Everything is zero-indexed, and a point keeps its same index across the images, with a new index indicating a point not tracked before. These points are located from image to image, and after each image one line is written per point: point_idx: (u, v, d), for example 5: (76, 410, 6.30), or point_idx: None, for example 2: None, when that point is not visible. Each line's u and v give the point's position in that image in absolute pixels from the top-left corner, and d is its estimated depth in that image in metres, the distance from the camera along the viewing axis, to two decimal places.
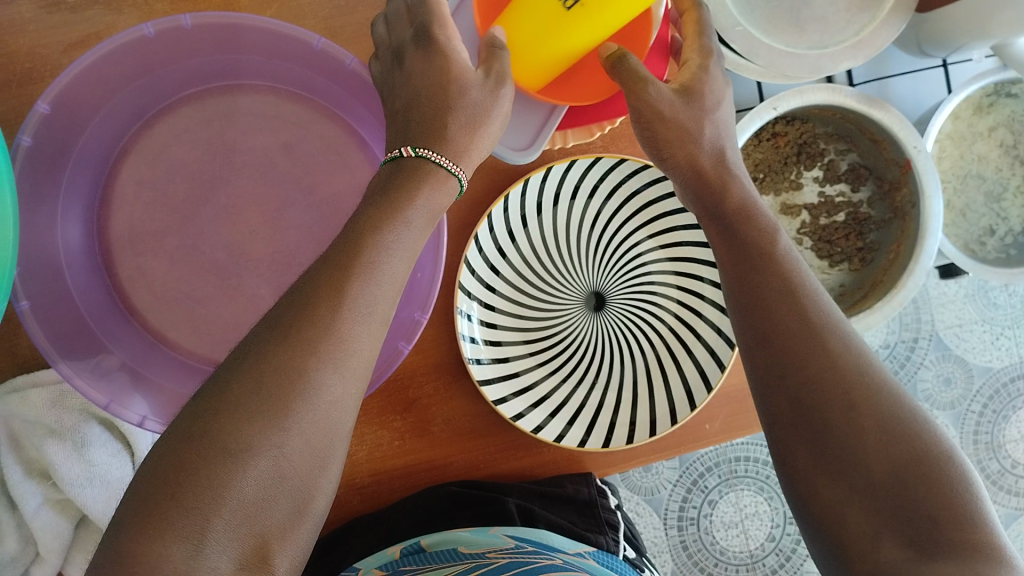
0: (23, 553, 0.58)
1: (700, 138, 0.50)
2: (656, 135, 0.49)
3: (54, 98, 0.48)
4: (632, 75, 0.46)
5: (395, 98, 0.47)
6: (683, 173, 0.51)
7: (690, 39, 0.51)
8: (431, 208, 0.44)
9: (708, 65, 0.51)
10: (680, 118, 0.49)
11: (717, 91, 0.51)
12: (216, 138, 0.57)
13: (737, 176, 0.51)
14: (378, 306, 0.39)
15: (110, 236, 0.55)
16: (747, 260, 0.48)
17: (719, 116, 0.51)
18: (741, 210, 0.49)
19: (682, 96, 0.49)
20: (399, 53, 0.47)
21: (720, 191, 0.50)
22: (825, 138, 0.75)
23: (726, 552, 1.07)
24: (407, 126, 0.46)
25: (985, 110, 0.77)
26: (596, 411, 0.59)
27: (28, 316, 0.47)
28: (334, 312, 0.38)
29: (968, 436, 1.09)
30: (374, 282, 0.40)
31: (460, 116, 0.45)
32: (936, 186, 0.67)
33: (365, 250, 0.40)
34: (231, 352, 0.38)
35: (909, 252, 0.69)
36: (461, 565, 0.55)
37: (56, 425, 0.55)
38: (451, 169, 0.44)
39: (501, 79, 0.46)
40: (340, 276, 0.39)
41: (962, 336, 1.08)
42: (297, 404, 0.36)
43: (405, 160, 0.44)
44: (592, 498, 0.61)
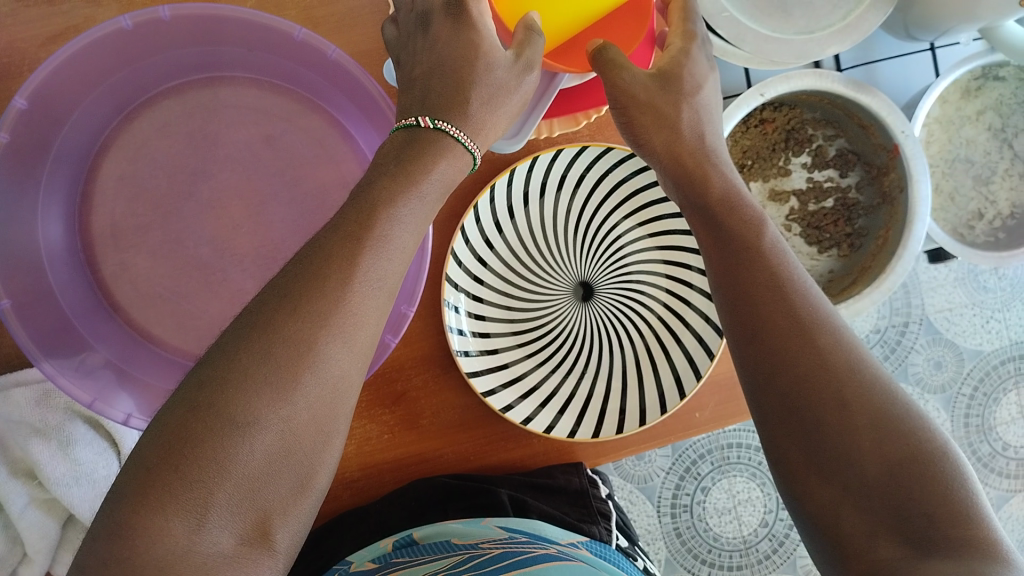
0: (9, 555, 0.57)
1: (678, 122, 0.50)
2: (633, 121, 0.50)
3: (32, 94, 0.47)
4: (609, 64, 0.46)
5: (414, 65, 0.45)
6: (662, 161, 0.50)
7: (676, 23, 0.51)
8: (446, 179, 0.43)
9: (690, 49, 0.50)
10: (660, 104, 0.49)
11: (698, 74, 0.50)
12: (198, 132, 0.56)
13: (718, 162, 0.50)
14: (387, 279, 0.39)
15: (92, 233, 0.55)
16: (732, 252, 0.47)
17: (700, 100, 0.51)
18: (724, 201, 0.49)
19: (660, 84, 0.49)
20: (425, 16, 0.45)
21: (700, 179, 0.49)
22: (813, 124, 0.74)
23: (719, 538, 1.07)
24: (425, 96, 0.44)
25: (973, 94, 0.77)
26: (586, 400, 0.59)
27: (9, 316, 0.47)
28: (346, 284, 0.37)
29: (959, 420, 1.10)
30: (385, 255, 0.39)
31: (482, 92, 0.43)
32: (924, 171, 0.66)
33: (379, 219, 0.39)
34: (234, 321, 0.37)
35: (898, 237, 0.69)
36: (455, 557, 0.55)
37: (40, 424, 0.54)
38: (469, 145, 0.43)
39: (529, 67, 0.44)
40: (350, 248, 0.38)
41: (952, 320, 1.09)
42: (304, 376, 0.35)
43: (422, 131, 0.42)
44: (582, 488, 0.61)
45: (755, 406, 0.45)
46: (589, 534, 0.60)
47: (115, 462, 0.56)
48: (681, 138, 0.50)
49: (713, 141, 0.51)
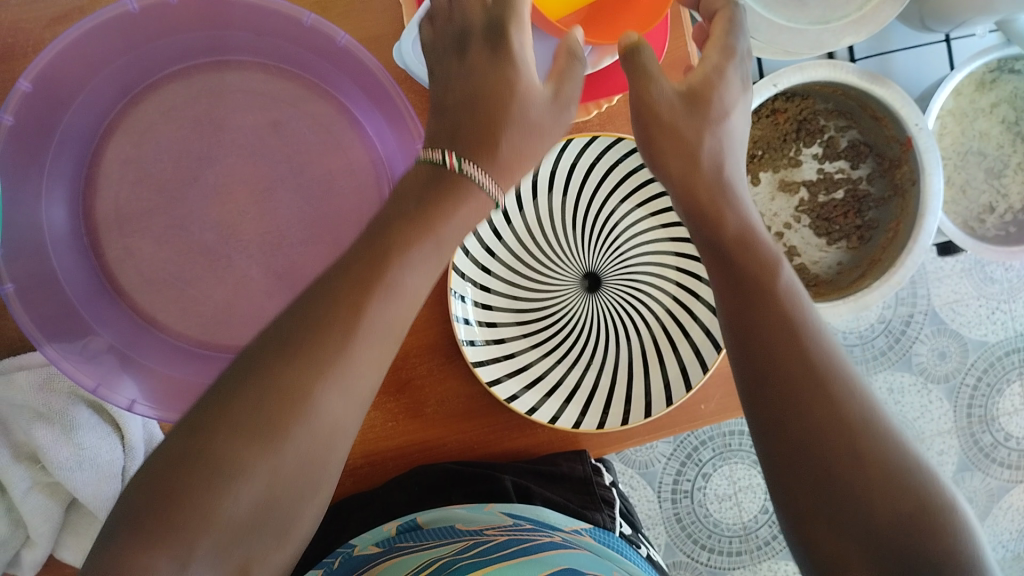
0: (13, 538, 0.54)
1: (698, 148, 0.49)
2: (652, 139, 0.49)
3: (36, 77, 0.47)
4: (638, 74, 0.46)
5: (447, 91, 0.46)
6: (676, 186, 0.50)
7: (716, 37, 0.49)
8: (464, 224, 0.43)
9: (725, 68, 0.49)
10: (680, 126, 0.48)
11: (728, 100, 0.50)
12: (204, 116, 0.55)
13: (732, 196, 0.49)
14: (390, 326, 0.40)
15: (97, 216, 0.54)
16: (738, 289, 0.47)
17: (726, 127, 0.50)
18: (738, 242, 0.48)
19: (687, 106, 0.48)
20: (463, 36, 0.45)
21: (713, 217, 0.49)
22: (825, 114, 0.73)
23: (719, 523, 1.15)
24: (455, 129, 0.44)
25: (987, 86, 0.77)
26: (591, 393, 0.58)
27: (13, 299, 0.46)
28: (348, 332, 0.38)
29: (963, 409, 1.20)
30: (392, 301, 0.40)
31: (511, 135, 0.44)
32: (937, 163, 0.66)
33: (390, 267, 0.40)
34: (231, 364, 0.38)
35: (909, 231, 0.68)
36: (462, 542, 0.55)
37: (44, 408, 0.52)
38: (491, 190, 0.44)
39: (562, 105, 0.46)
40: (357, 293, 0.39)
41: (958, 310, 1.19)
42: (294, 428, 0.36)
43: (446, 171, 0.43)
44: (586, 475, 0.61)
45: (750, 413, 0.45)
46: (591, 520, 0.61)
47: (121, 449, 0.53)
48: (704, 169, 0.49)
49: (732, 172, 0.50)
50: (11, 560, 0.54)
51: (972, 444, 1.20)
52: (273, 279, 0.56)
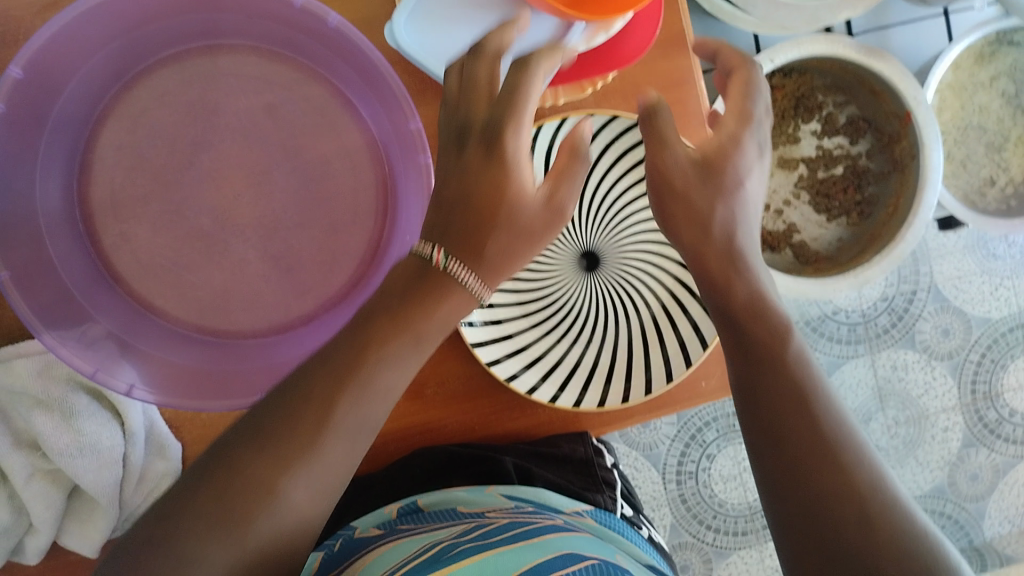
0: (15, 525, 0.54)
1: (709, 220, 0.46)
2: (665, 207, 0.48)
3: (27, 62, 0.46)
4: (656, 137, 0.47)
5: (445, 185, 0.44)
6: (691, 254, 0.47)
7: (734, 98, 0.50)
8: (449, 318, 0.43)
9: (740, 138, 0.48)
10: (693, 195, 0.47)
11: (744, 166, 0.48)
12: (197, 100, 0.55)
13: (746, 265, 0.47)
14: (366, 422, 0.41)
15: (92, 202, 0.54)
16: (749, 360, 0.45)
17: (742, 196, 0.47)
18: (749, 310, 0.45)
19: (700, 176, 0.47)
20: (464, 132, 0.44)
21: (723, 285, 0.46)
22: (822, 90, 0.77)
23: (724, 504, 1.15)
24: (446, 227, 0.43)
25: (987, 58, 0.83)
26: (591, 372, 0.59)
27: (10, 290, 0.46)
28: (320, 427, 0.39)
29: (966, 386, 1.20)
30: (368, 399, 0.40)
31: (499, 237, 0.43)
32: (936, 136, 0.68)
33: (365, 365, 0.40)
34: (208, 450, 0.40)
35: (909, 206, 0.71)
36: (462, 525, 0.54)
37: (43, 395, 0.52)
38: (474, 288, 0.43)
39: (555, 213, 0.46)
40: (332, 388, 0.40)
41: (961, 287, 1.18)
42: (259, 516, 0.37)
43: (433, 267, 0.42)
44: (587, 456, 0.63)
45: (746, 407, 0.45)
46: (594, 501, 0.62)
47: (121, 436, 0.53)
48: (716, 242, 0.47)
49: (745, 239, 0.48)
50: (13, 549, 0.53)
51: (976, 420, 1.21)
52: (270, 262, 0.57)
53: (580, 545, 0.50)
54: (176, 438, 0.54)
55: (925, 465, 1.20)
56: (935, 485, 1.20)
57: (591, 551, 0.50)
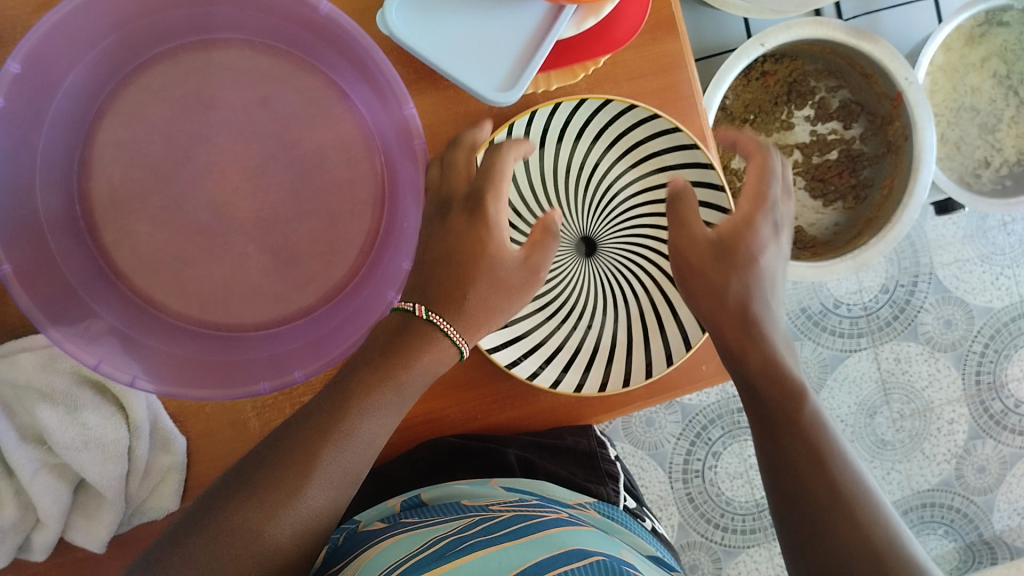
0: (24, 521, 0.54)
1: (726, 292, 0.55)
2: (687, 276, 0.56)
3: (25, 58, 0.47)
4: (677, 210, 0.56)
5: (428, 249, 0.52)
6: (715, 325, 0.56)
7: (751, 182, 0.56)
8: (430, 369, 0.50)
9: (756, 220, 0.55)
10: (707, 270, 0.55)
11: (761, 242, 0.55)
12: (193, 95, 0.55)
13: (762, 326, 0.55)
14: (347, 467, 0.47)
15: (93, 199, 0.55)
16: (773, 422, 0.54)
17: (756, 270, 0.55)
18: (762, 370, 0.54)
19: (715, 252, 0.55)
20: (444, 205, 0.53)
21: (738, 353, 0.55)
22: (814, 76, 0.81)
23: (731, 502, 1.15)
24: (426, 285, 0.51)
25: (977, 40, 0.90)
26: (591, 356, 0.59)
27: (11, 281, 0.47)
28: (301, 476, 0.46)
29: (971, 376, 1.20)
30: (348, 446, 0.47)
31: (479, 291, 0.51)
32: (928, 118, 0.71)
33: (347, 416, 0.48)
34: (207, 496, 0.47)
35: (903, 185, 0.74)
36: (465, 519, 0.55)
37: (48, 389, 0.53)
38: (457, 339, 0.51)
39: (530, 272, 0.54)
40: (316, 442, 0.47)
41: (961, 277, 1.18)
42: (245, 555, 0.44)
43: (416, 318, 0.50)
44: (589, 448, 0.71)
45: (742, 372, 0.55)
46: (596, 493, 0.68)
47: (126, 430, 0.54)
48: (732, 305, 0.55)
49: (765, 306, 0.56)
50: (20, 546, 0.54)
51: (982, 411, 1.20)
52: (269, 255, 0.57)
53: (586, 537, 0.51)
54: (180, 432, 0.56)
55: (931, 458, 1.19)
56: (942, 478, 1.19)
57: (596, 544, 0.50)
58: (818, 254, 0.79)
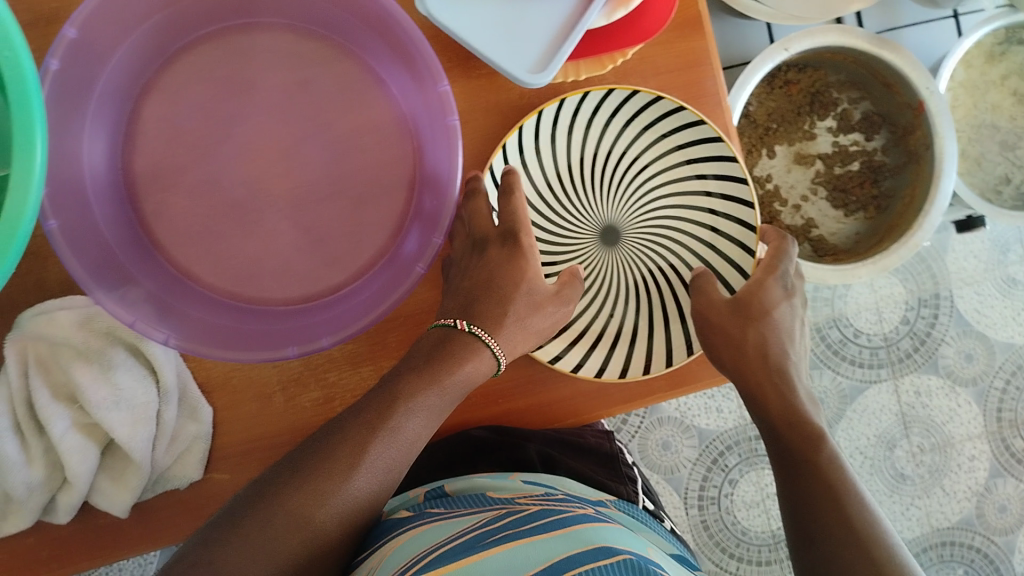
0: (50, 481, 0.55)
1: (744, 341, 0.59)
2: (711, 341, 0.59)
3: (82, 25, 0.50)
4: (699, 287, 0.60)
5: (463, 278, 0.56)
6: (734, 371, 0.60)
7: (772, 245, 0.62)
8: (471, 377, 0.52)
9: (766, 280, 0.61)
10: (730, 324, 0.59)
11: (771, 301, 0.61)
12: (234, 76, 0.58)
13: (784, 377, 0.60)
14: (388, 456, 0.48)
15: (135, 171, 0.57)
16: (792, 465, 0.57)
17: (769, 321, 0.61)
18: (784, 416, 0.59)
19: (732, 308, 0.59)
20: (479, 244, 0.57)
21: (761, 395, 0.60)
22: (838, 86, 0.88)
23: (748, 531, 1.14)
24: (467, 304, 0.54)
25: (997, 58, 0.94)
26: (614, 339, 0.61)
27: (55, 236, 0.49)
28: (353, 467, 0.47)
29: (992, 413, 1.19)
30: (393, 445, 0.48)
31: (519, 306, 0.54)
32: (950, 126, 0.78)
33: (394, 414, 0.49)
34: (258, 480, 0.48)
35: (926, 193, 0.81)
36: (494, 511, 0.53)
37: (83, 347, 0.55)
38: (495, 349, 0.53)
39: (566, 300, 0.57)
40: (364, 435, 0.48)
41: (983, 312, 1.18)
42: (302, 525, 0.45)
43: (457, 331, 0.53)
44: (611, 451, 0.73)
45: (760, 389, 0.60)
46: (616, 492, 0.68)
47: (156, 393, 0.56)
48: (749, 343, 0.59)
49: (782, 353, 0.61)
50: (45, 508, 0.55)
51: (1003, 449, 1.19)
52: (301, 233, 0.59)
53: (616, 535, 0.48)
54: (208, 402, 0.57)
55: (951, 495, 1.18)
56: (963, 516, 1.17)
57: (625, 543, 0.47)
58: (841, 259, 0.87)
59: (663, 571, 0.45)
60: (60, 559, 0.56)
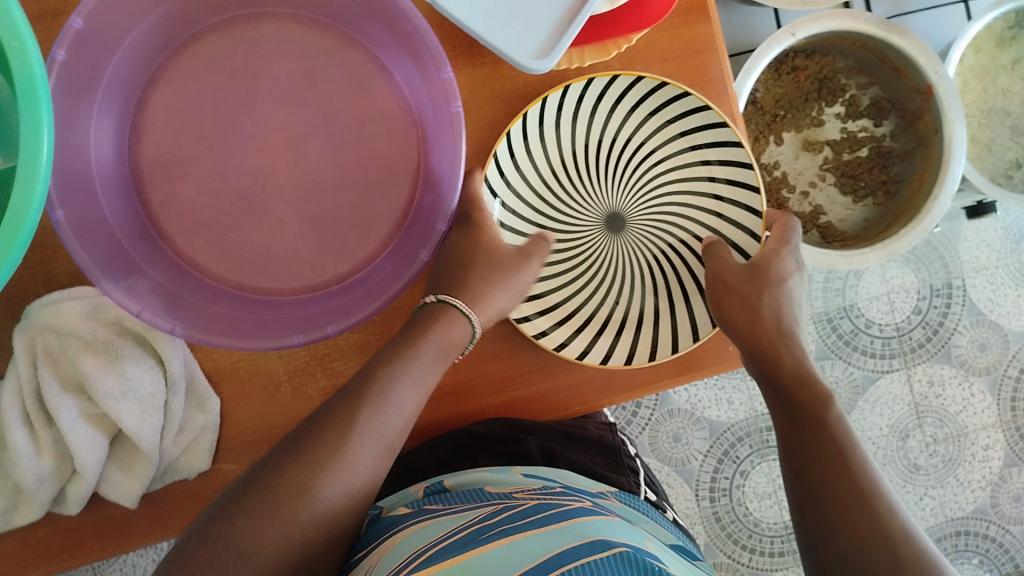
0: (60, 471, 0.56)
1: (759, 305, 0.60)
2: (720, 300, 0.59)
3: (89, 15, 0.50)
4: (713, 251, 0.60)
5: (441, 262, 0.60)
6: (750, 342, 0.59)
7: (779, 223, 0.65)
8: (448, 340, 0.54)
9: (780, 250, 0.63)
10: (745, 287, 0.59)
11: (785, 270, 0.62)
12: (240, 66, 0.58)
13: (790, 344, 0.61)
14: (383, 429, 0.50)
15: (142, 162, 0.57)
16: (801, 427, 0.57)
17: (783, 289, 0.62)
18: (794, 375, 0.59)
19: (749, 274, 0.60)
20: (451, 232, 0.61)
21: (774, 356, 0.60)
22: (846, 73, 0.87)
23: (760, 523, 1.13)
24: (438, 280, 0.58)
25: (1007, 42, 0.94)
26: (621, 325, 0.60)
27: (62, 226, 0.49)
28: (345, 433, 0.49)
29: (1005, 403, 1.18)
30: (382, 409, 0.50)
31: (482, 270, 0.57)
32: (957, 110, 0.78)
33: (377, 380, 0.51)
34: (259, 460, 0.49)
35: (934, 176, 0.81)
36: (492, 507, 0.52)
37: (91, 338, 0.55)
38: (465, 309, 0.55)
39: (527, 257, 0.58)
40: (351, 404, 0.50)
41: (997, 302, 1.17)
42: (303, 506, 0.46)
43: (427, 304, 0.56)
44: (613, 442, 0.72)
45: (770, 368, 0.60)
46: (617, 482, 0.68)
47: (164, 383, 0.56)
48: (760, 318, 0.60)
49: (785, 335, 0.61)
50: (55, 499, 0.56)
51: (1018, 437, 1.18)
52: (308, 222, 0.59)
53: (611, 527, 0.47)
54: (215, 393, 0.57)
55: (965, 485, 1.17)
56: (977, 505, 1.17)
57: (619, 536, 0.46)
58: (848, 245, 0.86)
59: (658, 562, 0.45)
60: (73, 549, 0.56)
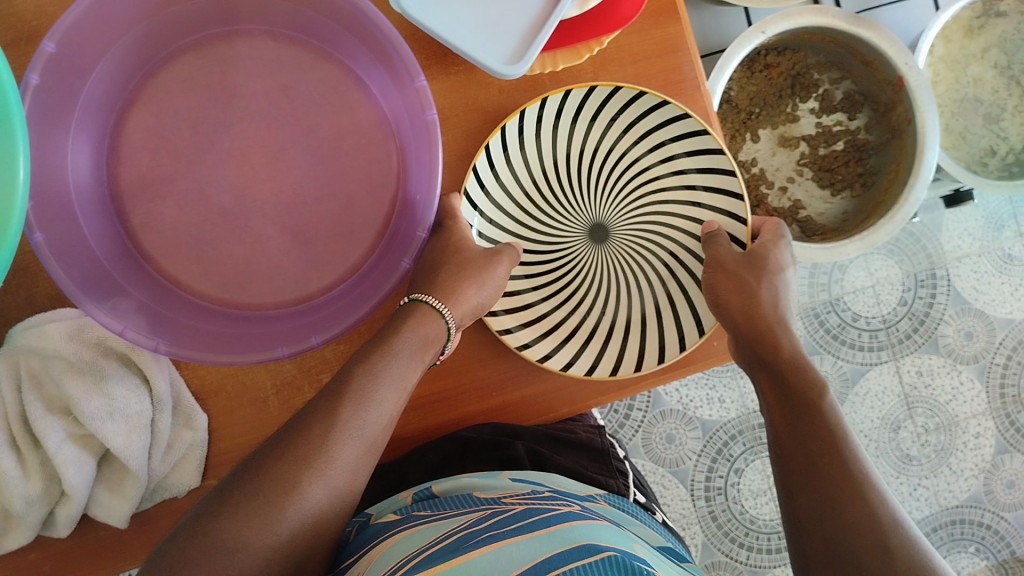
0: (48, 494, 0.56)
1: (759, 292, 0.60)
2: (717, 284, 0.59)
3: (61, 38, 0.50)
4: (712, 241, 0.61)
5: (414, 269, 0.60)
6: (740, 326, 0.60)
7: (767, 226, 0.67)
8: (422, 336, 0.55)
9: (777, 241, 0.65)
10: (746, 273, 0.59)
11: (782, 260, 0.64)
12: (216, 84, 0.58)
13: (785, 327, 0.61)
14: (366, 428, 0.50)
15: (121, 182, 0.57)
16: (794, 409, 0.57)
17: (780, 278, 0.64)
18: (790, 359, 0.59)
19: (749, 261, 0.61)
20: None
21: (771, 342, 0.60)
22: (818, 68, 0.88)
23: (756, 521, 1.13)
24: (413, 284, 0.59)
25: (976, 31, 0.96)
26: (607, 335, 0.61)
27: (42, 249, 0.49)
28: (328, 434, 0.48)
29: (994, 390, 1.18)
30: (364, 407, 0.50)
31: (451, 268, 0.57)
32: (929, 99, 0.78)
33: (357, 381, 0.51)
34: (241, 462, 0.49)
35: (909, 167, 0.82)
36: (479, 513, 0.52)
37: (74, 358, 0.55)
38: (438, 305, 0.56)
39: (495, 254, 0.58)
40: (332, 405, 0.50)
41: (981, 289, 1.18)
42: (288, 510, 0.46)
43: (403, 306, 0.57)
44: (601, 446, 0.73)
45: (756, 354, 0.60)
46: (606, 484, 0.68)
47: (150, 402, 0.56)
48: (747, 307, 0.60)
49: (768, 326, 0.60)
50: (44, 522, 0.56)
51: (1009, 425, 1.18)
52: (289, 237, 0.59)
53: (598, 531, 0.47)
54: (202, 409, 0.57)
55: (959, 474, 1.17)
56: (971, 494, 1.17)
57: (608, 539, 0.46)
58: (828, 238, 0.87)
59: (646, 565, 0.45)
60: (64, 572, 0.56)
